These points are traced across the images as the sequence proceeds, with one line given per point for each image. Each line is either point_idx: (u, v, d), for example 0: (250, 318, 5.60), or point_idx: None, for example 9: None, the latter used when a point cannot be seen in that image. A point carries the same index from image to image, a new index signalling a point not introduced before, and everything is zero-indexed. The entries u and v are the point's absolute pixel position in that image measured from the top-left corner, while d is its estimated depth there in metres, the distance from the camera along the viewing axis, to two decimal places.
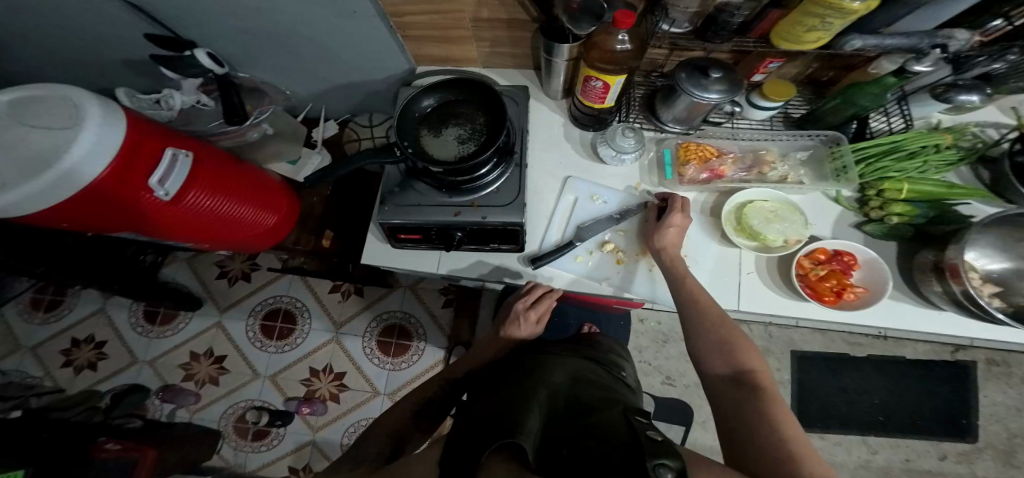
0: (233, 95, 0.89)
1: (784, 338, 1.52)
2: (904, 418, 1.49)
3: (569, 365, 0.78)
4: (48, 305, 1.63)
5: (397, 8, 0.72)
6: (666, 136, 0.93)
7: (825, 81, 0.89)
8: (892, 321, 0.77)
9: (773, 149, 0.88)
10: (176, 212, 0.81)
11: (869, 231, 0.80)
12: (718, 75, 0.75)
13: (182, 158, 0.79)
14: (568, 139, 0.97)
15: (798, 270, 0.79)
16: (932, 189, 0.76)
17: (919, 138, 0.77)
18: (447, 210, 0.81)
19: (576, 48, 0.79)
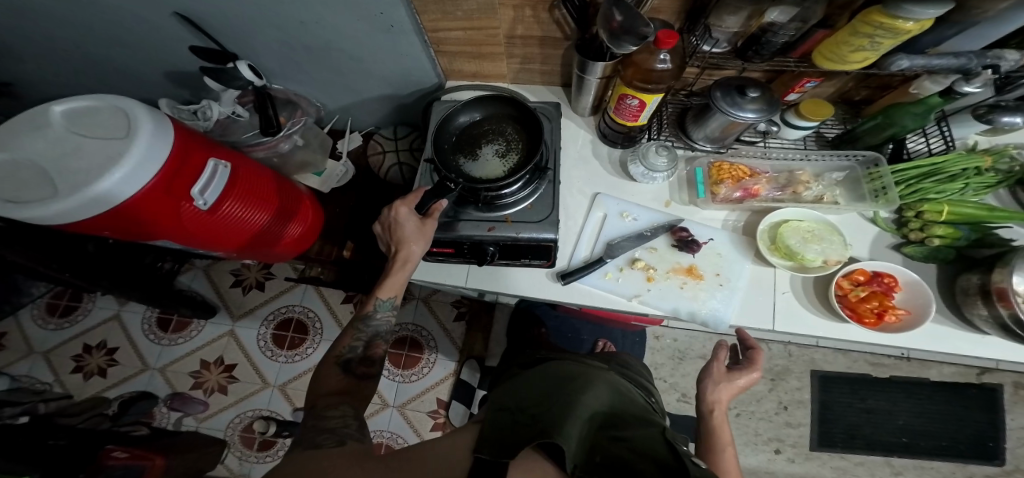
0: (268, 108, 0.89)
1: (804, 357, 1.51)
2: (931, 443, 1.44)
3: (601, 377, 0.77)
4: (63, 310, 1.64)
5: (434, 22, 0.72)
6: (697, 154, 0.92)
7: (859, 100, 0.89)
8: (933, 345, 0.75)
9: (806, 169, 0.87)
10: (214, 223, 0.81)
11: (910, 253, 0.78)
12: (756, 94, 0.75)
13: (222, 169, 0.80)
14: (596, 157, 0.97)
15: (837, 291, 0.78)
16: (971, 211, 0.73)
17: (960, 160, 0.75)
18: (481, 225, 0.82)
19: (612, 65, 0.79)
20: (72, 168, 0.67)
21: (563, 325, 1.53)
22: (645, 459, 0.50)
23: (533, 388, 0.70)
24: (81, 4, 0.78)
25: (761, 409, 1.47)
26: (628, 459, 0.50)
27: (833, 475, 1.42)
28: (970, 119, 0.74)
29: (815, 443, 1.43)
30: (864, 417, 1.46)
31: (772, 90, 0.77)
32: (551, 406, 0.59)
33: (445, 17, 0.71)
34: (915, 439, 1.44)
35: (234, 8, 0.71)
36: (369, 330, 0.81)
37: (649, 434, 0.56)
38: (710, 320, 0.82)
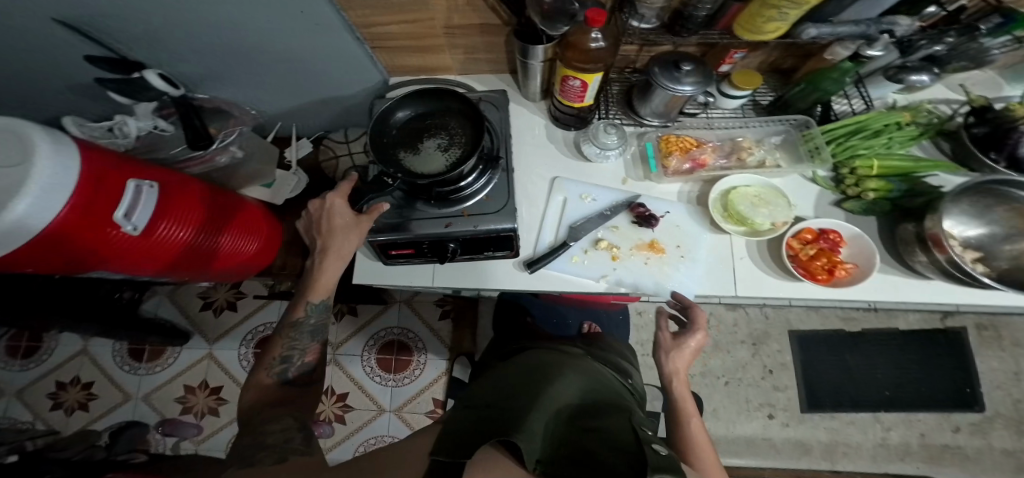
0: (194, 119, 0.85)
1: (781, 319, 1.54)
2: (913, 394, 1.47)
3: (568, 373, 0.74)
4: (26, 352, 1.61)
5: (365, 19, 0.70)
6: (646, 130, 0.94)
7: (787, 68, 0.90)
8: (886, 295, 0.76)
9: (748, 137, 0.88)
10: (152, 248, 0.75)
11: (850, 209, 0.79)
12: (690, 67, 0.76)
13: (147, 189, 0.71)
14: (552, 140, 0.97)
15: (788, 251, 0.80)
16: (898, 164, 0.77)
17: (881, 117, 0.79)
18: (439, 222, 0.82)
19: (552, 48, 0.80)
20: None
21: (545, 311, 1.52)
22: (612, 450, 0.48)
23: (503, 387, 0.68)
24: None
25: (747, 378, 1.50)
26: (595, 451, 0.49)
27: (826, 436, 1.44)
28: (882, 80, 0.78)
29: (804, 405, 1.46)
30: (845, 374, 1.50)
31: (705, 62, 0.79)
32: (520, 400, 0.59)
33: (373, 11, 0.69)
34: (898, 392, 1.48)
35: (156, 26, 0.67)
36: (303, 334, 0.82)
37: (617, 427, 0.55)
38: (675, 292, 0.83)
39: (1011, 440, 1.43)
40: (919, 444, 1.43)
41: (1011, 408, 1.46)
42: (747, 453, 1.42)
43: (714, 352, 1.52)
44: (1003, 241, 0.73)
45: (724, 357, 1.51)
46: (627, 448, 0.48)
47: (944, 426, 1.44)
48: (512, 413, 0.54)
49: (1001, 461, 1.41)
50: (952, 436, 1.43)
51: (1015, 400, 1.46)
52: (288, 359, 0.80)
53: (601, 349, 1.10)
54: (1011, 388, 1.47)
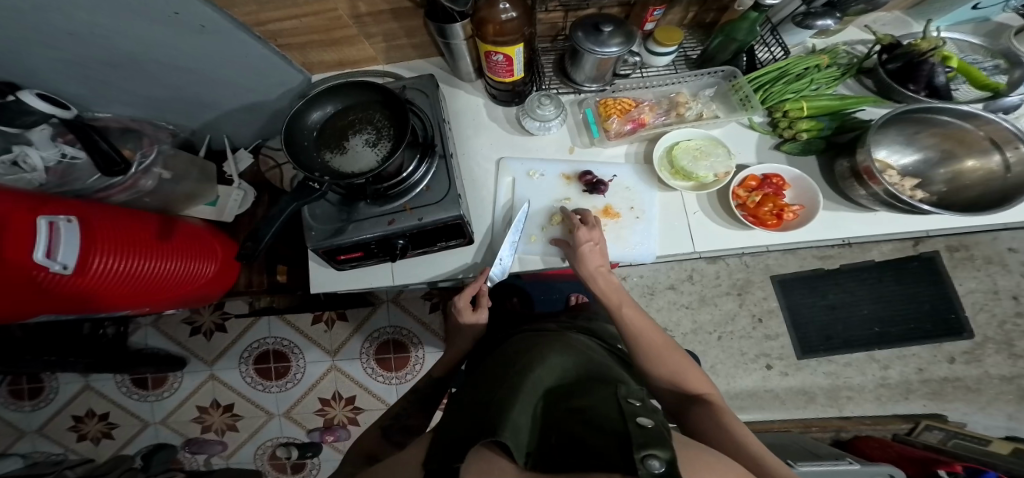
0: (99, 141, 0.73)
1: (761, 266, 1.54)
2: (902, 327, 1.48)
3: (558, 360, 0.70)
4: (29, 393, 1.61)
5: (260, 17, 0.67)
6: (585, 96, 0.90)
7: (710, 22, 0.87)
8: (833, 232, 0.75)
9: (684, 92, 0.85)
10: (83, 284, 0.70)
11: (788, 151, 0.78)
12: (615, 27, 0.73)
13: (66, 224, 0.65)
14: (494, 120, 0.95)
15: (735, 201, 0.78)
16: (827, 103, 0.77)
17: (800, 62, 0.77)
18: (381, 221, 0.80)
19: (468, 26, 0.77)
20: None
21: (536, 288, 1.53)
22: (596, 430, 0.45)
23: (479, 388, 0.65)
24: None
25: (738, 331, 1.50)
26: (581, 438, 0.45)
27: (826, 380, 1.46)
28: (793, 27, 0.76)
29: (798, 352, 1.47)
30: (832, 312, 1.50)
31: (627, 21, 0.76)
32: (493, 401, 0.55)
33: (267, 10, 0.66)
34: (887, 327, 1.48)
35: (45, 44, 0.65)
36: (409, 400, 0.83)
37: (605, 406, 0.51)
38: (635, 256, 0.81)
39: (1004, 364, 1.44)
40: (918, 381, 1.44)
41: (1000, 331, 1.45)
42: (750, 406, 1.45)
43: (701, 306, 1.53)
44: (938, 165, 0.76)
45: (709, 309, 1.53)
46: (610, 428, 0.44)
47: (937, 356, 1.45)
48: (493, 412, 0.50)
49: (997, 387, 1.42)
50: (949, 368, 1.44)
51: (1002, 321, 1.46)
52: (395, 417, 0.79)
53: (594, 321, 1.06)
54: (998, 311, 1.47)
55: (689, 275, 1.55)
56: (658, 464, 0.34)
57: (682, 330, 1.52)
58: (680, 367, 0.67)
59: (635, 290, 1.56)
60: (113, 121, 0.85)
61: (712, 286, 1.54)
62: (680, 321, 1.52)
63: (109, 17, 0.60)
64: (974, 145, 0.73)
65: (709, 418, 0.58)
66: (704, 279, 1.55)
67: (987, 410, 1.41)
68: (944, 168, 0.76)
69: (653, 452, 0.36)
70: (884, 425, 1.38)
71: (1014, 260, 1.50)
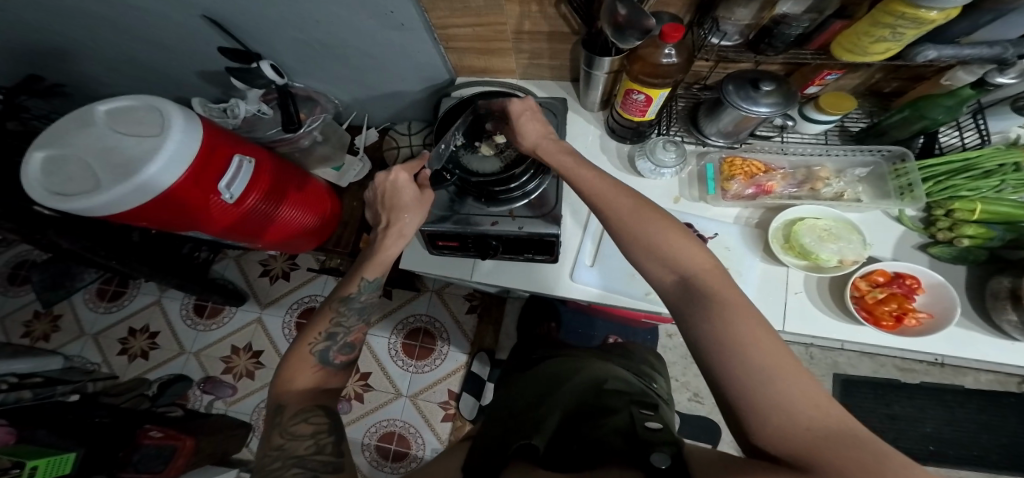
0: (290, 104, 0.86)
1: (826, 360, 1.44)
2: (962, 450, 1.35)
3: (582, 382, 0.74)
4: (112, 295, 1.73)
5: (443, 20, 0.72)
6: (708, 150, 0.90)
7: (888, 92, 0.83)
8: (953, 351, 0.70)
9: (827, 166, 0.83)
10: (240, 219, 0.76)
11: (936, 254, 0.74)
12: (772, 88, 0.72)
13: (247, 165, 0.73)
14: (604, 150, 0.94)
15: (852, 291, 0.74)
16: (1009, 210, 0.69)
17: (996, 155, 0.70)
18: (485, 220, 0.82)
19: (618, 61, 0.78)
20: (85, 169, 0.62)
21: (574, 319, 1.48)
22: (618, 439, 0.50)
23: (517, 402, 0.70)
24: (114, 21, 0.80)
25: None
26: (605, 442, 0.50)
27: None
28: (1007, 112, 0.70)
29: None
30: (892, 423, 1.38)
31: (789, 82, 0.75)
32: (529, 415, 0.61)
33: (454, 14, 0.71)
34: (940, 447, 1.36)
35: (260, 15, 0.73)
36: (352, 312, 0.71)
37: (621, 417, 0.56)
38: None
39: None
40: None
41: None
42: None
43: None
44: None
45: None
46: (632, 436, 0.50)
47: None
48: (528, 423, 0.57)
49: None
50: None
51: None
52: (334, 335, 0.67)
53: (626, 359, 1.06)
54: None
55: None
56: (662, 461, 0.41)
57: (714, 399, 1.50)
58: (661, 239, 0.51)
59: None
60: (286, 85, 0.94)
61: None
62: None
63: (322, 5, 0.66)
64: None
65: (697, 311, 0.44)
66: None
67: None
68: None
69: (659, 452, 0.43)
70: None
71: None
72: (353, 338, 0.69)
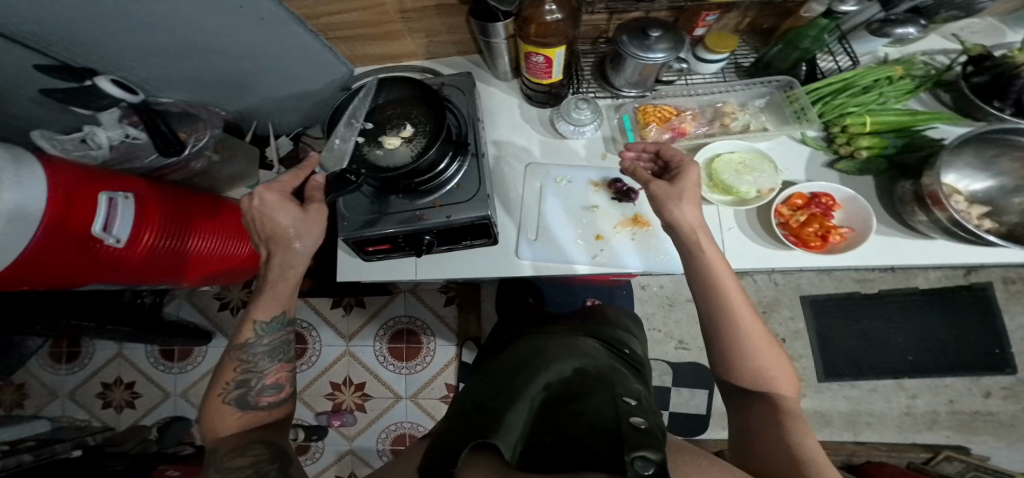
0: (160, 124, 0.78)
1: (791, 284, 1.42)
2: (942, 357, 1.34)
3: (569, 369, 0.66)
4: (67, 357, 1.67)
5: (314, 10, 0.67)
6: (623, 101, 0.88)
7: (767, 28, 0.83)
8: (886, 260, 0.71)
9: (731, 101, 0.81)
10: (134, 257, 0.71)
11: (843, 169, 0.74)
12: (662, 32, 0.71)
13: (123, 199, 0.67)
14: (527, 121, 0.92)
15: (776, 219, 0.74)
16: (893, 119, 0.71)
17: (870, 72, 0.72)
18: (409, 216, 0.75)
19: (511, 25, 0.74)
20: None
21: (555, 290, 1.41)
22: (591, 432, 0.44)
23: (486, 386, 0.63)
24: None
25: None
26: (579, 440, 0.43)
27: (846, 405, 1.35)
28: (866, 35, 0.72)
29: (820, 375, 1.36)
30: (865, 339, 1.38)
31: (676, 26, 0.74)
32: (495, 401, 0.53)
33: (323, 2, 0.66)
34: (919, 356, 1.35)
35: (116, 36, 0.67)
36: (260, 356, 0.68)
37: (600, 408, 0.50)
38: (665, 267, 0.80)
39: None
40: (947, 412, 1.32)
41: None
42: None
43: None
44: (1012, 194, 0.71)
45: None
46: (603, 428, 0.44)
47: (973, 390, 1.32)
48: (491, 414, 0.49)
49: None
50: (983, 402, 1.31)
51: None
52: (246, 382, 0.66)
53: (601, 324, 1.04)
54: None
55: None
56: (646, 466, 0.33)
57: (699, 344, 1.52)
58: (757, 354, 0.53)
59: None
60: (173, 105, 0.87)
61: None
62: None
63: (166, 7, 0.60)
64: None
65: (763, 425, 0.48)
66: None
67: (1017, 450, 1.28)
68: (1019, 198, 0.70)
69: (643, 453, 0.35)
70: (902, 452, 1.27)
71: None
72: (273, 379, 0.68)
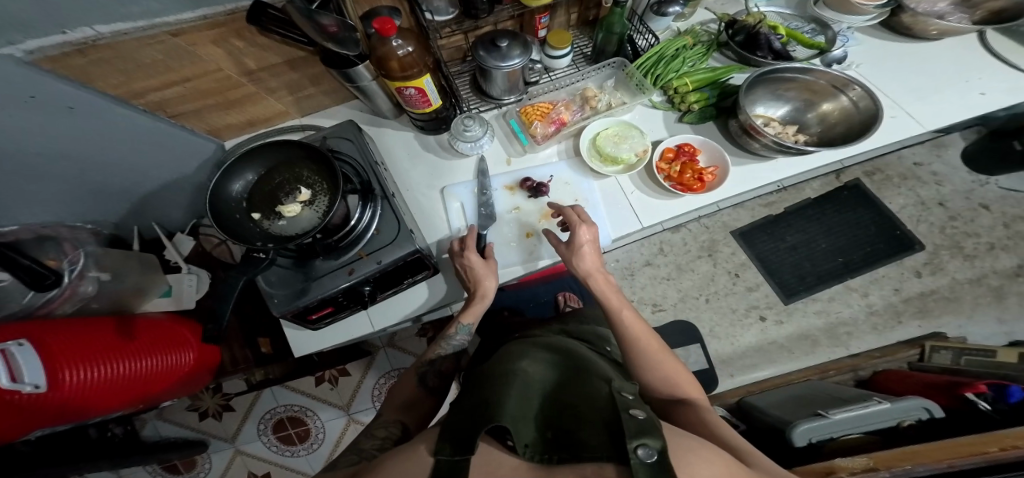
0: (19, 257, 0.63)
1: (716, 222, 1.36)
2: (863, 250, 1.25)
3: (556, 364, 0.61)
4: None
5: (130, 88, 0.62)
6: (506, 109, 0.83)
7: (594, 19, 0.87)
8: (750, 184, 0.74)
9: (591, 86, 0.80)
10: (55, 401, 0.66)
11: (690, 121, 0.78)
12: (511, 39, 0.70)
13: (19, 348, 0.61)
14: (427, 148, 0.82)
15: (660, 174, 0.73)
16: (704, 75, 0.77)
17: (672, 43, 0.78)
18: (340, 273, 0.64)
19: (370, 67, 0.68)
20: None
21: (519, 297, 1.36)
22: (585, 422, 0.43)
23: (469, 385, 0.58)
24: None
25: (723, 293, 1.29)
26: (575, 432, 0.42)
27: (820, 320, 1.22)
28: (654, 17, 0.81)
29: (780, 297, 1.25)
30: (795, 254, 1.28)
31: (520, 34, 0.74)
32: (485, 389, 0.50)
33: (134, 77, 0.60)
34: (849, 255, 1.25)
35: None
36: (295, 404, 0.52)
37: (593, 402, 0.48)
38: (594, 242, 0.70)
39: (965, 269, 1.19)
40: (901, 301, 1.19)
41: (944, 235, 1.22)
42: (762, 363, 1.21)
43: (681, 275, 1.33)
44: (806, 111, 0.77)
45: (688, 277, 1.32)
46: (598, 420, 0.43)
47: (903, 273, 1.21)
48: (488, 399, 0.46)
49: (972, 291, 1.17)
50: (920, 282, 1.19)
51: (952, 216, 1.23)
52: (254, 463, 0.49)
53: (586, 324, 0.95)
54: (963, 229, 1.22)
55: (660, 248, 1.36)
56: (648, 454, 0.34)
57: (671, 301, 1.30)
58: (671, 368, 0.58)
59: (614, 278, 1.33)
60: (19, 231, 0.72)
61: (682, 253, 1.35)
62: (666, 293, 1.31)
63: None
64: (825, 92, 0.76)
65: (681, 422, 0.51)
66: (674, 250, 1.36)
67: (982, 322, 1.14)
68: (816, 110, 0.76)
69: (644, 441, 0.36)
70: (895, 354, 1.11)
71: (943, 174, 1.27)
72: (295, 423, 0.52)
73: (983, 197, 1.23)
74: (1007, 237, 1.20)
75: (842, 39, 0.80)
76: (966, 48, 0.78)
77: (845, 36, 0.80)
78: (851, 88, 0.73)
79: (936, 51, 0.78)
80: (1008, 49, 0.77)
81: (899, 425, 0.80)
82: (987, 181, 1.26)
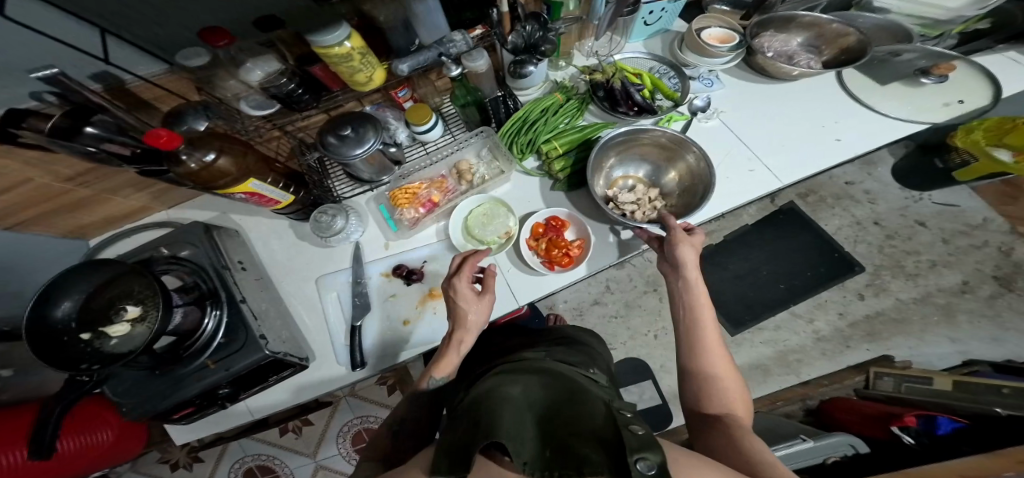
0: None
1: None
2: (805, 275, 1.15)
3: (541, 364, 0.52)
4: None
5: None
6: (380, 190, 0.75)
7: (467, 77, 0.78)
8: (625, 252, 0.69)
9: (465, 158, 0.75)
10: None
11: (561, 189, 0.73)
12: (359, 124, 0.62)
13: None
14: (303, 236, 0.74)
15: (529, 251, 0.68)
16: (575, 136, 0.72)
17: (537, 105, 0.74)
18: (195, 379, 0.54)
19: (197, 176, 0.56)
20: None
21: None
22: (579, 432, 0.35)
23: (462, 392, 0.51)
24: None
25: (672, 328, 1.25)
26: (576, 447, 0.32)
27: (770, 350, 1.12)
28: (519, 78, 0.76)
29: (728, 329, 1.13)
30: (739, 284, 1.17)
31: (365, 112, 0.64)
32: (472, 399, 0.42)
33: None
34: (792, 281, 1.15)
35: None
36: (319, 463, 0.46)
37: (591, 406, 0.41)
38: None
39: (909, 289, 1.12)
40: (848, 326, 1.10)
41: (883, 255, 1.15)
42: None
43: (629, 312, 1.28)
44: (663, 174, 0.74)
45: (636, 313, 1.28)
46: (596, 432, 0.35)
47: (846, 296, 1.13)
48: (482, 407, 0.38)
49: (918, 312, 1.09)
50: (865, 305, 1.11)
51: (889, 233, 1.16)
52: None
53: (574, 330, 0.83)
54: (902, 248, 1.15)
55: (606, 286, 1.31)
56: (646, 466, 0.28)
57: (622, 339, 1.25)
58: (722, 388, 0.51)
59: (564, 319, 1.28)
60: None
61: (629, 289, 1.31)
62: (616, 332, 1.26)
63: None
64: (675, 153, 0.72)
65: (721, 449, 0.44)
66: (621, 287, 1.31)
67: (933, 343, 1.06)
68: (668, 174, 0.74)
69: (642, 454, 0.30)
70: (842, 381, 1.03)
71: (876, 193, 1.20)
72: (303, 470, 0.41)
73: (918, 213, 1.17)
74: (948, 253, 1.14)
75: (703, 83, 0.77)
76: (831, 88, 0.76)
77: (709, 79, 0.77)
78: (691, 149, 0.69)
79: (804, 94, 0.76)
80: (864, 89, 0.75)
81: (826, 461, 0.76)
82: (921, 197, 1.20)
